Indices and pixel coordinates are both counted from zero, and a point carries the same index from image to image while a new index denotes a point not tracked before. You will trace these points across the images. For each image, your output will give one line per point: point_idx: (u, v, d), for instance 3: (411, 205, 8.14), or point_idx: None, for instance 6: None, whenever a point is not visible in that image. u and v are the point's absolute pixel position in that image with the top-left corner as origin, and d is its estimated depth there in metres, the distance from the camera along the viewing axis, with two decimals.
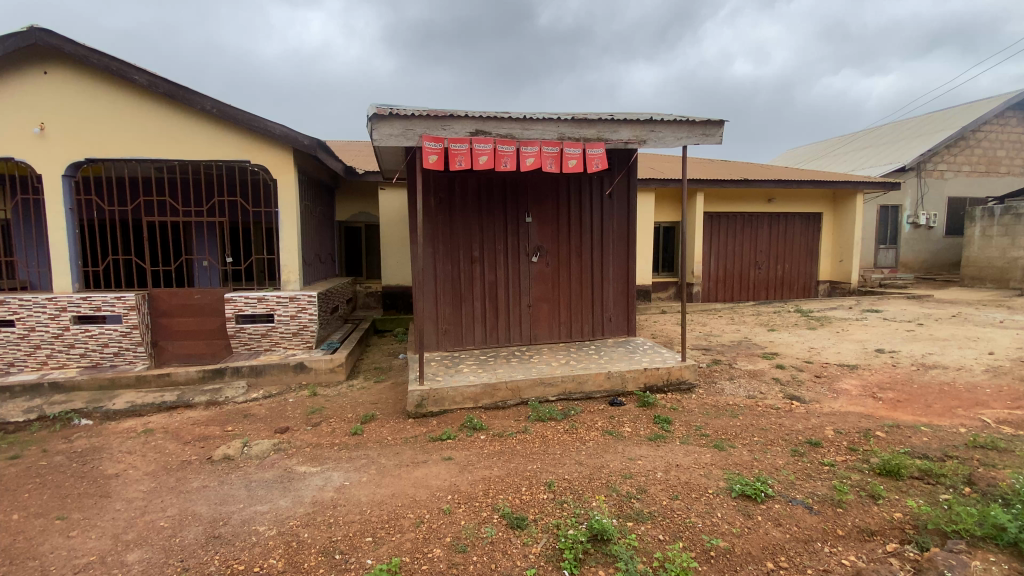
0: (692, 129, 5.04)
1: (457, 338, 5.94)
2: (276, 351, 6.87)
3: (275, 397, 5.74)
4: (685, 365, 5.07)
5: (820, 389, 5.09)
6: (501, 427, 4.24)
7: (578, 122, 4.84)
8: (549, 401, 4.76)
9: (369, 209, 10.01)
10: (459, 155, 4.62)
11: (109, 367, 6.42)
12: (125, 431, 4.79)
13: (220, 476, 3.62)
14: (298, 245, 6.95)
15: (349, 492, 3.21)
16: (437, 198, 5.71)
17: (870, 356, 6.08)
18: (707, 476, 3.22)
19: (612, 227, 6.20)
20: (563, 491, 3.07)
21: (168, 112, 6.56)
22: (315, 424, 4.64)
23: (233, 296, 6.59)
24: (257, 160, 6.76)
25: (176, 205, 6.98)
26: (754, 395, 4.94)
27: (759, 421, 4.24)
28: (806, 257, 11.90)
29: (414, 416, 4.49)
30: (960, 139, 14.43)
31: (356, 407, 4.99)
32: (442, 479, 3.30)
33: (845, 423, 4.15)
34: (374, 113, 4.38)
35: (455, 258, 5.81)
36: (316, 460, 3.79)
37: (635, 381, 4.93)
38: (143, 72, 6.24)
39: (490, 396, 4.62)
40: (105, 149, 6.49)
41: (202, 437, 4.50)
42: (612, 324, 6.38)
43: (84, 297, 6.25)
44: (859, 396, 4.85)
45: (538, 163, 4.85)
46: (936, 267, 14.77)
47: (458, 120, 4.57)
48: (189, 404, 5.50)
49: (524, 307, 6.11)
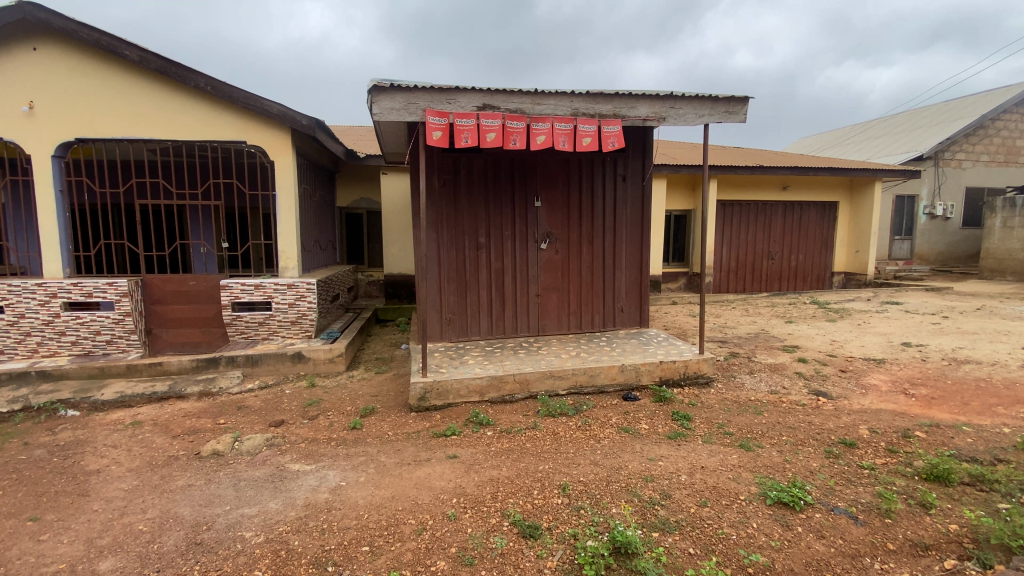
0: (714, 106, 4.70)
1: (461, 329, 5.67)
2: (273, 340, 6.67)
3: (271, 386, 5.42)
4: (703, 358, 4.79)
5: (847, 384, 4.81)
6: (509, 423, 3.95)
7: (594, 96, 4.50)
8: (560, 395, 4.48)
9: (370, 194, 9.72)
10: (465, 131, 4.28)
11: (102, 355, 6.31)
12: (112, 424, 4.56)
13: (207, 474, 3.36)
14: (296, 230, 6.69)
15: (345, 493, 2.94)
16: (441, 180, 5.40)
17: (897, 349, 5.77)
18: (737, 480, 2.93)
19: (626, 211, 5.86)
20: (579, 496, 2.79)
21: (160, 91, 6.26)
22: (312, 417, 4.38)
23: (228, 282, 6.41)
24: (254, 141, 6.47)
25: (170, 187, 6.69)
26: (777, 390, 4.66)
27: (786, 418, 3.94)
28: (821, 247, 11.54)
29: (417, 410, 4.23)
30: (978, 127, 14.00)
31: (354, 400, 4.70)
32: (446, 480, 3.02)
33: (879, 422, 3.90)
34: (373, 85, 4.05)
35: (460, 244, 5.53)
36: (311, 457, 3.50)
37: (651, 374, 4.65)
38: (135, 47, 5.97)
39: (496, 390, 4.36)
40: (95, 129, 6.20)
41: (192, 430, 4.25)
42: (624, 315, 6.07)
43: (75, 283, 6.13)
44: (889, 393, 4.56)
45: (550, 141, 4.49)
46: (952, 260, 14.37)
47: (465, 93, 4.25)
48: (180, 395, 5.13)
49: (532, 296, 5.81)
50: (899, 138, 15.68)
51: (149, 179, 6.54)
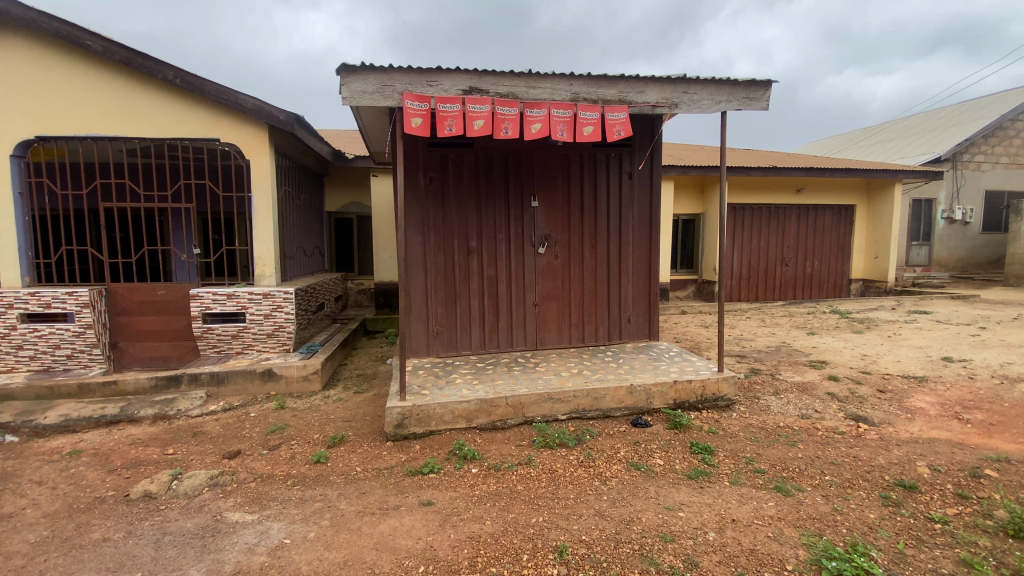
0: (733, 92, 4.14)
1: (450, 342, 5.09)
2: (248, 354, 6.11)
3: (236, 408, 4.84)
4: (723, 377, 4.18)
5: (889, 407, 4.19)
6: (498, 456, 3.35)
7: (596, 79, 3.95)
8: (559, 421, 3.88)
9: (360, 198, 9.19)
10: (449, 118, 3.73)
11: (62, 372, 5.77)
12: (48, 453, 3.98)
13: (130, 524, 2.78)
14: (273, 234, 6.14)
15: (287, 556, 2.35)
16: (427, 177, 4.86)
17: (938, 365, 5.14)
18: (779, 540, 2.33)
19: (632, 212, 5.29)
20: (580, 564, 2.20)
21: (126, 85, 5.76)
22: (272, 447, 3.80)
23: (198, 291, 5.86)
24: (227, 138, 5.94)
25: (137, 189, 6.17)
26: (809, 414, 4.05)
27: (826, 452, 3.33)
28: (837, 252, 10.92)
29: (393, 439, 3.64)
30: (998, 127, 13.39)
31: (324, 427, 4.11)
32: (414, 538, 2.43)
33: (937, 456, 3.28)
34: (342, 65, 3.53)
35: (448, 248, 4.98)
36: (258, 502, 2.91)
37: (663, 397, 4.06)
38: (98, 38, 5.51)
39: (485, 415, 3.76)
40: (55, 126, 5.71)
41: (134, 463, 3.68)
42: (632, 327, 5.48)
43: (32, 293, 5.59)
44: (940, 418, 3.94)
45: (547, 130, 3.92)
46: (972, 267, 13.69)
47: (448, 74, 3.70)
48: (133, 419, 4.56)
49: (530, 306, 5.24)
50: (913, 141, 15.09)
51: (115, 181, 6.03)
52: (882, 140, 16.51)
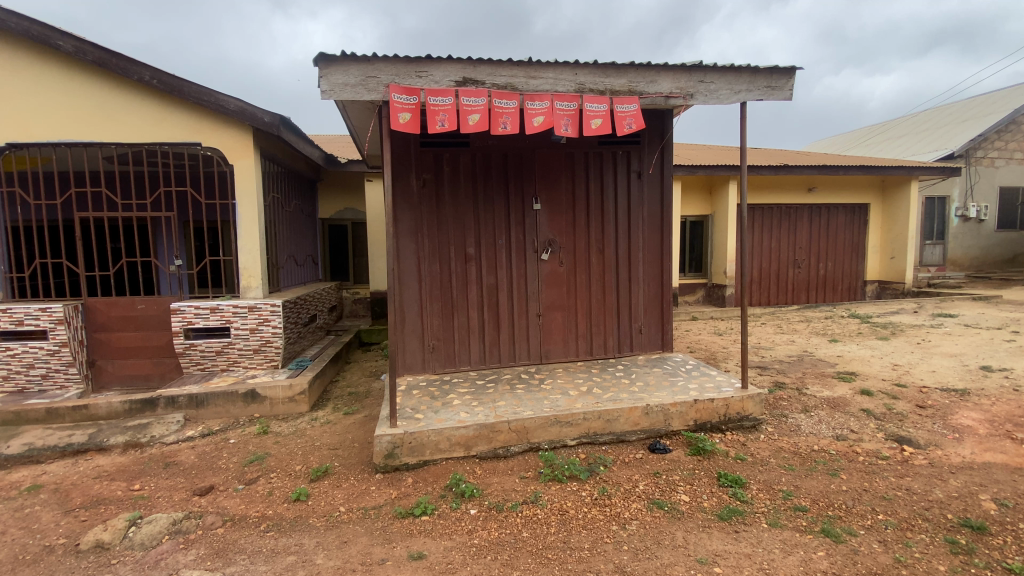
0: (754, 80, 3.76)
1: (447, 358, 4.70)
2: (234, 371, 5.70)
3: (215, 433, 4.45)
4: (748, 395, 3.78)
5: (932, 425, 3.78)
6: (500, 492, 2.96)
7: (603, 68, 3.59)
8: (568, 447, 3.48)
9: (355, 203, 8.86)
10: (441, 112, 3.36)
11: (36, 393, 5.40)
12: (3, 490, 3.60)
13: None
14: (259, 243, 5.76)
15: None
16: (420, 180, 4.50)
17: (977, 376, 4.72)
18: None
19: (642, 213, 4.91)
20: None
21: (101, 87, 5.42)
22: (249, 482, 3.40)
23: (180, 305, 5.50)
24: (207, 142, 5.57)
25: (115, 197, 5.81)
26: (845, 435, 3.64)
27: (873, 484, 2.92)
28: (851, 253, 10.51)
29: (383, 471, 3.25)
30: (1012, 122, 12.96)
31: (307, 456, 3.72)
32: None
33: (1000, 487, 2.86)
34: (320, 55, 3.17)
35: (444, 256, 4.61)
36: (224, 555, 2.52)
37: (682, 418, 3.66)
38: (70, 37, 5.18)
39: (485, 442, 3.36)
40: (26, 131, 5.36)
41: (94, 502, 3.30)
42: (643, 337, 5.09)
43: (2, 310, 5.22)
44: (991, 438, 3.53)
45: (549, 124, 3.54)
46: (988, 266, 13.26)
47: (439, 64, 3.34)
48: (101, 448, 4.17)
49: (533, 317, 4.85)
50: (923, 138, 14.69)
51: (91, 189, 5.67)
52: (890, 137, 16.09)
